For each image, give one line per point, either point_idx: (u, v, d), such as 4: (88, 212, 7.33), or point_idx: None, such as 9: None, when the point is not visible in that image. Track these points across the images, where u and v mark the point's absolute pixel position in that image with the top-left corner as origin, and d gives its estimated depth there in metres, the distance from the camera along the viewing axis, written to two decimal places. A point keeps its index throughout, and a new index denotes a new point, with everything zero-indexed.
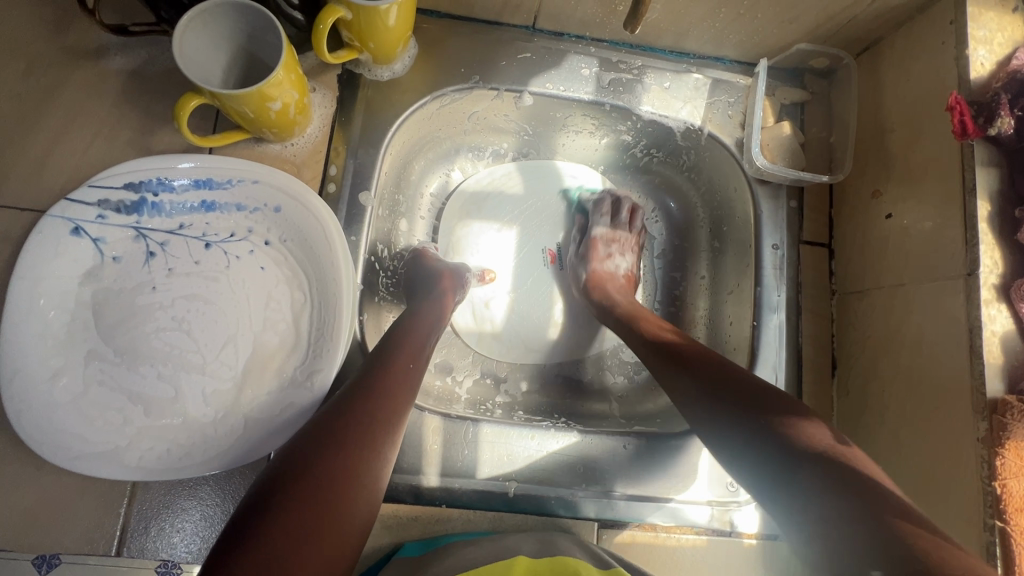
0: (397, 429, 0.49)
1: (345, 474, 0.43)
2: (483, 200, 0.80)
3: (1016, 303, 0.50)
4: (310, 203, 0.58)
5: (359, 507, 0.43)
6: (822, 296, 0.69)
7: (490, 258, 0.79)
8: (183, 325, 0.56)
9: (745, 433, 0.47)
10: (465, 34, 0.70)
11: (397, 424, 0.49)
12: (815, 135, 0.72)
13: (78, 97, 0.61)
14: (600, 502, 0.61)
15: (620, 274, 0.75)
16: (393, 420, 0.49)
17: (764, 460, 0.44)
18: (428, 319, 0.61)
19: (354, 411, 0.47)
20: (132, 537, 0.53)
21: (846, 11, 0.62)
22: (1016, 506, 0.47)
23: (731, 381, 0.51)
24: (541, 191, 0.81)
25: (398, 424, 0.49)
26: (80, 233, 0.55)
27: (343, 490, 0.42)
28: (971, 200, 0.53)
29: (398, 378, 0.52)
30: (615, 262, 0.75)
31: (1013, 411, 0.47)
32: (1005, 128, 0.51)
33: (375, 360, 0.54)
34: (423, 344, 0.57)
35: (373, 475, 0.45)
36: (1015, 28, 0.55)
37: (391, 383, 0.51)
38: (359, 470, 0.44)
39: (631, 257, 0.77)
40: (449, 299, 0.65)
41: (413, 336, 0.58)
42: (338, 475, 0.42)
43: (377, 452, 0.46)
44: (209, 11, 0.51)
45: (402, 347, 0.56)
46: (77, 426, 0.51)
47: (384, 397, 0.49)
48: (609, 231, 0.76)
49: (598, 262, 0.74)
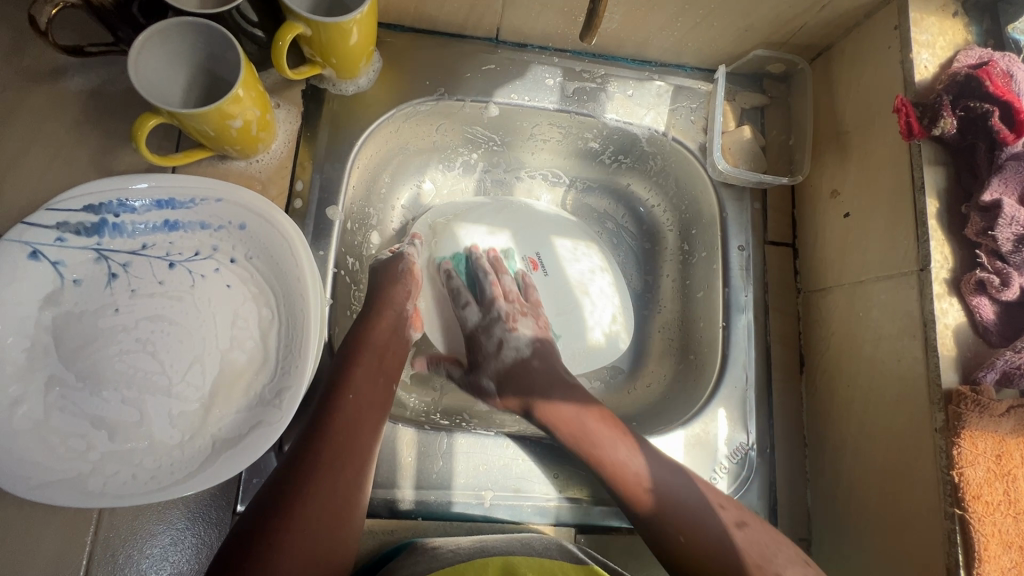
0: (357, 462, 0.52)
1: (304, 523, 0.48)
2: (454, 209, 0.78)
3: (967, 296, 0.51)
4: (275, 219, 0.58)
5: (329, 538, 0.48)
6: (788, 294, 0.70)
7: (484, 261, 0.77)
8: (148, 346, 0.55)
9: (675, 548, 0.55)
10: (429, 47, 0.70)
11: (356, 458, 0.52)
12: (775, 138, 0.74)
13: (36, 118, 0.60)
14: (576, 509, 0.62)
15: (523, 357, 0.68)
16: (350, 454, 0.52)
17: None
18: (384, 328, 0.61)
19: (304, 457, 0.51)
20: (100, 565, 0.52)
21: (797, 17, 0.64)
22: (973, 493, 0.47)
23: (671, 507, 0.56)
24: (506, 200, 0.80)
25: (357, 461, 0.52)
26: (39, 257, 0.53)
27: (306, 535, 0.47)
28: (921, 198, 0.54)
29: (353, 412, 0.54)
30: (517, 334, 0.69)
31: (967, 401, 0.48)
32: (948, 128, 0.53)
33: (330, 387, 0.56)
34: (381, 370, 0.58)
35: (337, 510, 0.49)
36: (956, 32, 0.58)
37: (342, 419, 0.54)
38: (327, 512, 0.49)
39: (529, 324, 0.71)
40: (407, 296, 0.65)
41: (365, 363, 0.58)
42: (297, 526, 0.47)
43: (343, 489, 0.50)
44: (165, 31, 0.51)
45: (354, 379, 0.56)
46: (38, 454, 0.50)
47: (346, 432, 0.53)
48: (495, 292, 0.72)
49: (491, 361, 0.69)
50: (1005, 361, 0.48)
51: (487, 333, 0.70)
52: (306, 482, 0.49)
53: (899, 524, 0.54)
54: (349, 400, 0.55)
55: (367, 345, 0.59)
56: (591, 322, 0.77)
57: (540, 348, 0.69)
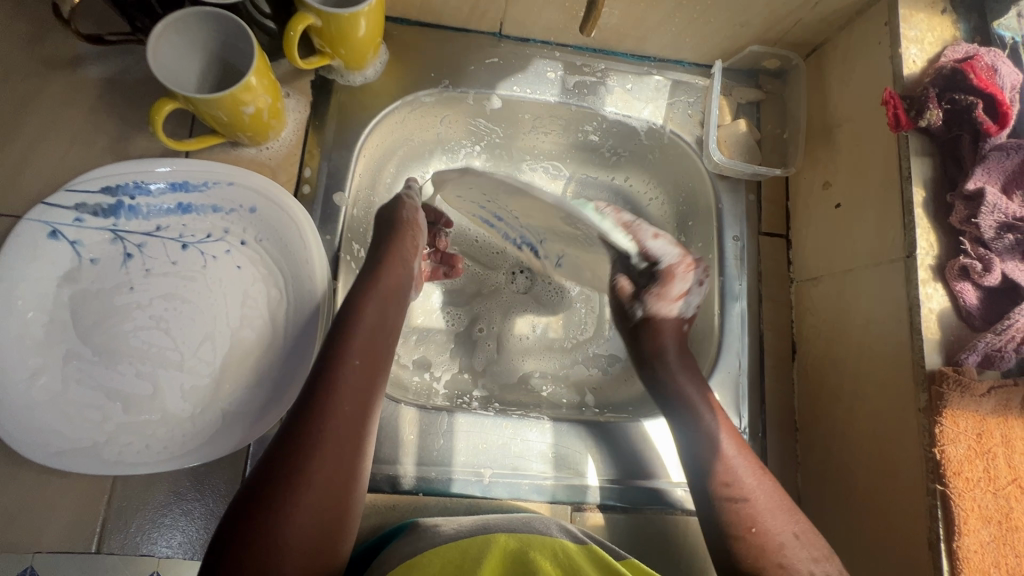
0: (360, 426, 0.51)
1: (312, 492, 0.46)
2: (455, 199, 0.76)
3: (951, 281, 0.53)
4: (284, 203, 0.60)
5: (338, 503, 0.48)
6: (780, 283, 0.72)
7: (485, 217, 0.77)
8: (162, 324, 0.57)
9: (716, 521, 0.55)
10: (434, 41, 0.72)
11: (360, 421, 0.51)
12: (770, 132, 0.76)
13: (56, 105, 0.62)
14: (573, 488, 0.64)
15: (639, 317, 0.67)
16: (356, 419, 0.50)
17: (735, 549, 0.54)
18: (389, 286, 0.59)
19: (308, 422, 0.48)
20: (113, 534, 0.54)
21: (792, 14, 0.66)
22: (954, 469, 0.49)
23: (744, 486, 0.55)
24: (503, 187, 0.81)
25: (361, 427, 0.51)
26: (58, 236, 0.56)
27: (315, 504, 0.46)
28: (907, 187, 0.56)
29: (359, 376, 0.52)
30: (690, 298, 0.65)
31: (949, 381, 0.50)
32: (934, 120, 0.54)
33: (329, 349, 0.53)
34: (382, 332, 0.56)
35: (345, 476, 0.48)
36: (944, 28, 0.60)
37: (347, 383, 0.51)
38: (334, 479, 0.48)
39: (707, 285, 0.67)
40: (410, 246, 0.62)
41: (371, 324, 0.56)
42: (306, 496, 0.46)
43: (347, 455, 0.49)
44: (182, 20, 0.54)
45: (355, 342, 0.54)
46: (57, 424, 0.52)
47: (351, 396, 0.51)
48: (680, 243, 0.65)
49: (665, 303, 0.65)
50: (986, 343, 0.51)
51: (660, 280, 0.64)
52: (313, 447, 0.47)
53: (886, 500, 0.55)
54: (355, 363, 0.52)
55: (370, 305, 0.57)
56: None
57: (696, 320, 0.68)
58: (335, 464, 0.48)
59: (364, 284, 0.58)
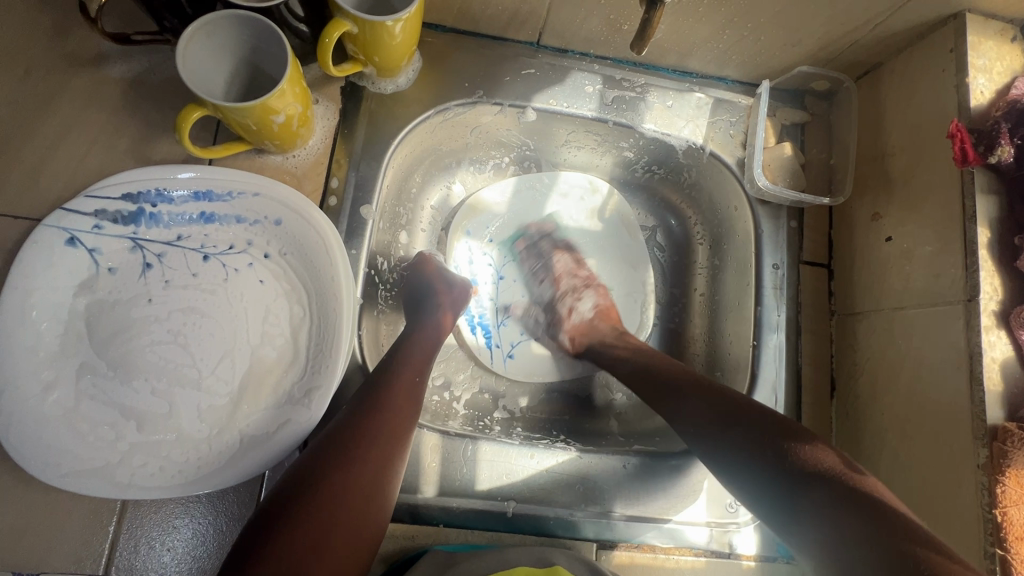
0: (389, 467, 0.48)
1: (338, 528, 0.43)
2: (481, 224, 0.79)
3: (1015, 330, 0.50)
4: (312, 217, 0.57)
5: (361, 548, 0.44)
6: (821, 316, 0.69)
7: (479, 269, 0.78)
8: (180, 339, 0.55)
9: (733, 455, 0.50)
10: (469, 49, 0.70)
11: (390, 454, 0.49)
12: (815, 156, 0.72)
13: (77, 104, 0.60)
14: (598, 523, 0.61)
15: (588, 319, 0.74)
16: (384, 457, 0.48)
17: (774, 481, 0.46)
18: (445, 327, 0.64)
19: (336, 454, 0.47)
20: (122, 555, 0.52)
21: (848, 35, 0.63)
22: (1016, 534, 0.47)
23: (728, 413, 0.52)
24: (527, 210, 0.80)
25: (402, 447, 0.50)
26: (76, 243, 0.53)
27: (339, 543, 0.43)
28: (971, 227, 0.53)
29: (405, 392, 0.53)
30: (580, 310, 0.75)
31: (1014, 438, 0.47)
32: (1005, 157, 0.52)
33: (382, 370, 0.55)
34: (427, 359, 0.59)
35: (368, 517, 0.45)
36: (1013, 57, 0.57)
37: (397, 398, 0.52)
38: (368, 500, 0.46)
39: (593, 293, 0.76)
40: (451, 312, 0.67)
41: (404, 375, 0.55)
42: (332, 532, 0.43)
43: (383, 473, 0.48)
44: (213, 22, 0.51)
45: (393, 385, 0.53)
46: (69, 441, 0.50)
47: (395, 413, 0.51)
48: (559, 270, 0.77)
49: (568, 320, 0.74)
50: None
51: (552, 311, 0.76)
52: (355, 459, 0.47)
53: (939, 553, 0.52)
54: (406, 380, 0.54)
55: (417, 342, 0.60)
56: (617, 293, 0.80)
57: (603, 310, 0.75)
58: (365, 492, 0.46)
59: (405, 338, 0.60)
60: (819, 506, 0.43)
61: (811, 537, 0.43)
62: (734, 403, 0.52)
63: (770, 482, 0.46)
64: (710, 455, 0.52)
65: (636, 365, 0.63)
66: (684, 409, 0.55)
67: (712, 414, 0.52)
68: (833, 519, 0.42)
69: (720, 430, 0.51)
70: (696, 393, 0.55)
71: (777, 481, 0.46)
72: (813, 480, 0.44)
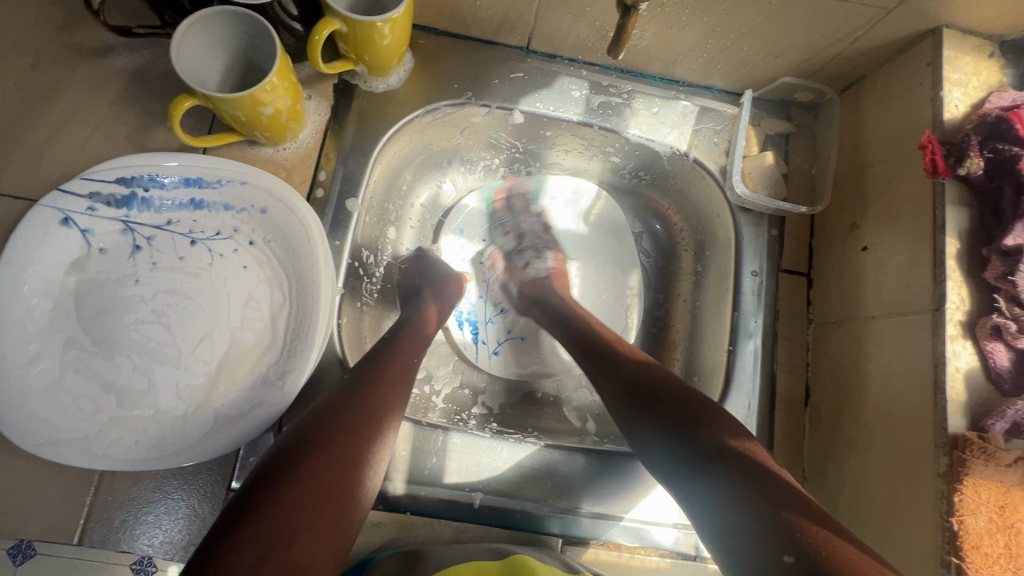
0: (371, 441, 0.49)
1: (322, 493, 0.44)
2: (468, 221, 0.81)
3: (981, 340, 0.51)
4: (295, 206, 0.59)
5: (338, 530, 0.44)
6: (799, 323, 0.69)
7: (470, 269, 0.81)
8: (163, 318, 0.57)
9: (658, 429, 0.51)
10: (460, 52, 0.72)
11: (375, 428, 0.50)
12: (798, 166, 0.73)
13: (81, 93, 0.63)
14: (564, 519, 0.62)
15: (543, 276, 0.76)
16: (366, 434, 0.49)
17: (683, 453, 0.48)
18: (432, 321, 0.65)
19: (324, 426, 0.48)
20: (96, 527, 0.54)
21: (829, 48, 0.64)
22: (972, 543, 0.47)
23: (657, 387, 0.53)
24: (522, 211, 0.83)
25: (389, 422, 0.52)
26: (69, 223, 0.56)
27: (324, 508, 0.43)
28: (940, 238, 0.54)
29: (395, 373, 0.55)
30: (535, 266, 0.77)
31: (973, 448, 0.48)
32: (974, 169, 0.52)
33: (371, 355, 0.57)
34: (414, 348, 0.60)
35: (344, 498, 0.45)
36: (989, 73, 0.58)
37: (384, 379, 0.54)
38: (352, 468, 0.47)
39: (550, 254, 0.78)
40: (441, 308, 0.68)
41: (390, 365, 0.56)
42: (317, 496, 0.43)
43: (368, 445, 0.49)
44: (207, 17, 0.53)
45: (379, 368, 0.55)
46: (50, 412, 0.52)
47: (384, 390, 0.53)
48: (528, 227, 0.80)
49: (519, 271, 0.77)
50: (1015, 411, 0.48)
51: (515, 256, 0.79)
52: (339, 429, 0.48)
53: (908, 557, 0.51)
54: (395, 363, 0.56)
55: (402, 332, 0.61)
56: (600, 295, 0.81)
57: (557, 274, 0.76)
58: (347, 461, 0.47)
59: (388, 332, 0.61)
60: (723, 481, 0.44)
61: (711, 506, 0.44)
62: (653, 384, 0.54)
63: (686, 455, 0.48)
64: (631, 422, 0.53)
65: (574, 328, 0.66)
66: (608, 382, 0.57)
67: (634, 391, 0.54)
68: (731, 491, 0.43)
69: (632, 414, 0.53)
70: (619, 369, 0.57)
71: (690, 452, 0.48)
72: (724, 456, 0.46)
